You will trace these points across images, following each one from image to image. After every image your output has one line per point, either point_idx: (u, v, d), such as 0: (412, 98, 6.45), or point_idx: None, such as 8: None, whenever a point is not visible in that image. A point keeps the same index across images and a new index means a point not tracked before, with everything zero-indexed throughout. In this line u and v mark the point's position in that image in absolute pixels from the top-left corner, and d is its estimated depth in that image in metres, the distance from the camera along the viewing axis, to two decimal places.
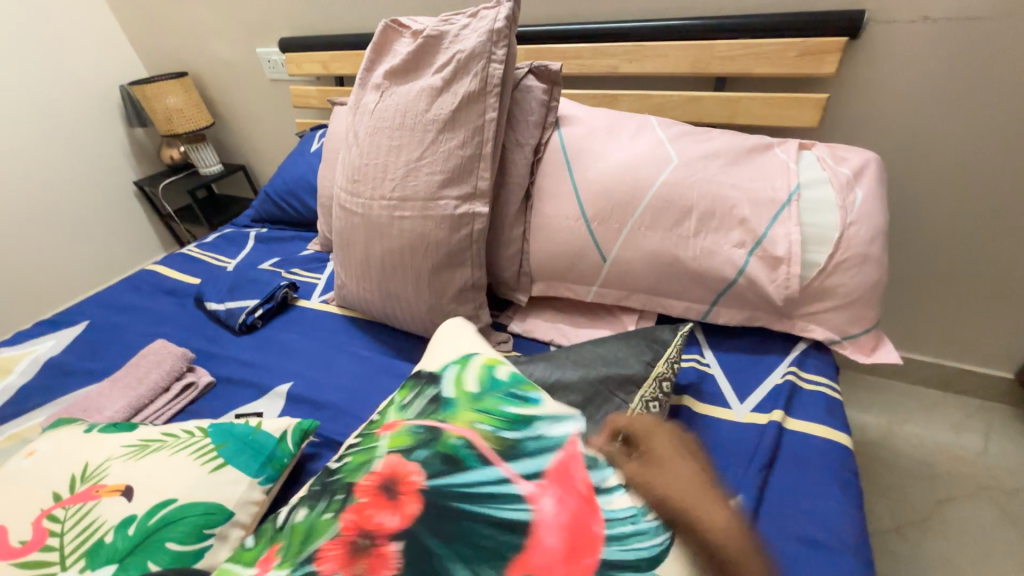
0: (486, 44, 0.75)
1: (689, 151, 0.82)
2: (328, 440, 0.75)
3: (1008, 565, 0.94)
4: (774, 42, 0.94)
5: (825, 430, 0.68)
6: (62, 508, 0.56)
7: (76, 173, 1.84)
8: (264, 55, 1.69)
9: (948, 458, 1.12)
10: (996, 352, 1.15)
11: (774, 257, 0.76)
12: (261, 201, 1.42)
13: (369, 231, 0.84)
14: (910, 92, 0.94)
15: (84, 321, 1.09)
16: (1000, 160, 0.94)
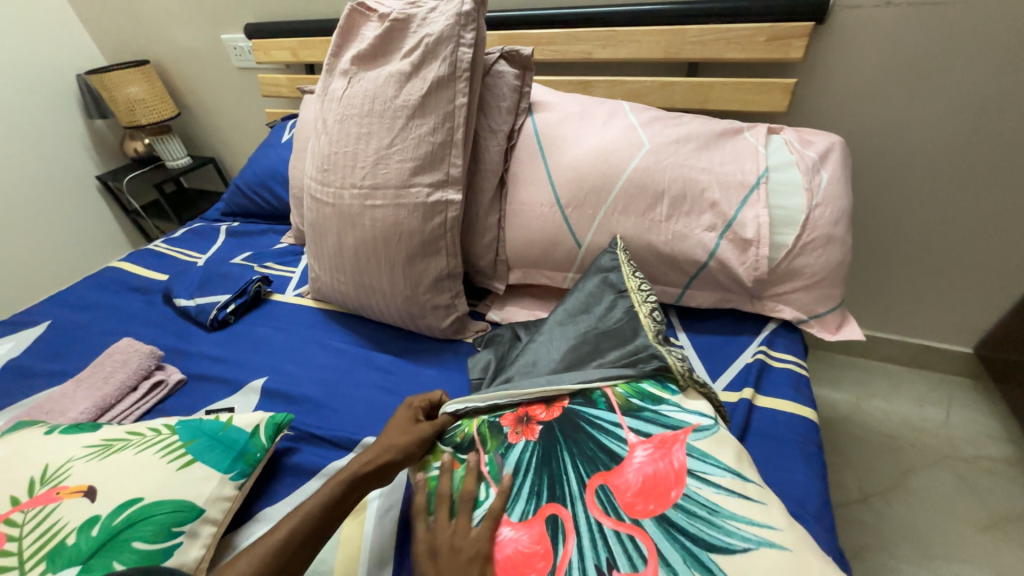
0: (455, 27, 0.73)
1: (661, 136, 0.82)
2: (304, 433, 0.74)
3: (964, 526, 0.99)
4: (743, 27, 0.94)
5: (792, 406, 0.71)
6: (20, 512, 0.54)
7: (33, 168, 1.75)
8: (230, 42, 1.62)
9: (911, 429, 1.17)
10: (955, 327, 1.21)
11: (743, 240, 0.77)
12: (232, 194, 1.38)
13: (341, 221, 0.83)
14: (875, 76, 0.97)
15: (46, 321, 1.04)
16: (959, 142, 0.98)
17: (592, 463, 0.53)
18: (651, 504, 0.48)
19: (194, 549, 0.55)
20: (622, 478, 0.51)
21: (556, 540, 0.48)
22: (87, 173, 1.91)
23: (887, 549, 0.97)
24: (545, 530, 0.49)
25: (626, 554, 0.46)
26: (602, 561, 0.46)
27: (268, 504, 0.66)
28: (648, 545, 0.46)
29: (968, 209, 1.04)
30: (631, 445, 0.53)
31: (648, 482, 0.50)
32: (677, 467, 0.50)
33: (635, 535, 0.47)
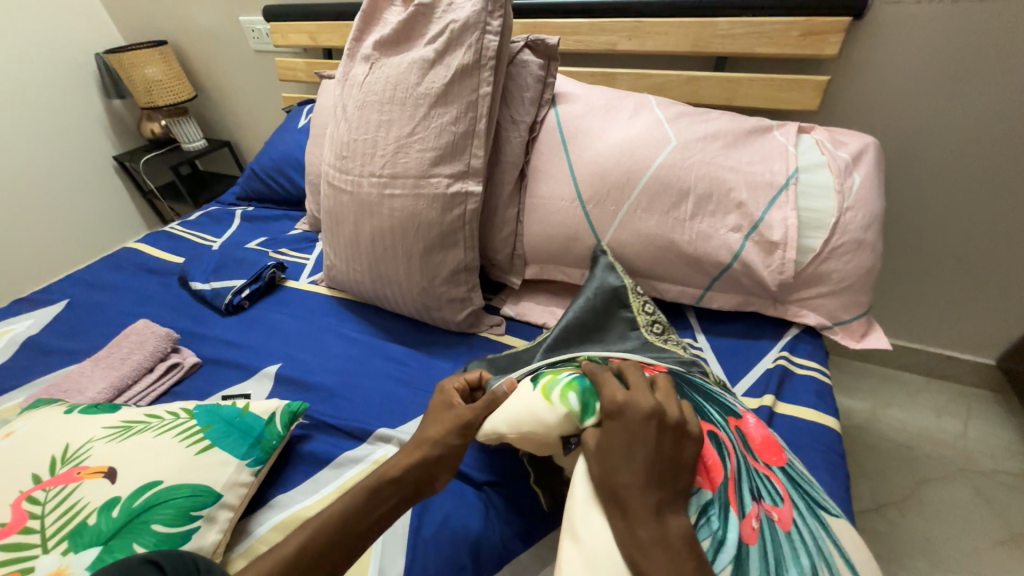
0: (481, 14, 0.71)
1: (688, 133, 0.80)
2: (318, 422, 0.74)
3: (980, 540, 0.97)
4: (776, 21, 0.91)
5: (814, 414, 0.69)
6: (42, 490, 0.55)
7: (52, 147, 1.77)
8: (248, 24, 1.61)
9: (928, 440, 1.15)
10: (978, 338, 1.18)
11: (770, 242, 0.75)
12: (247, 178, 1.38)
13: (359, 209, 0.82)
14: (912, 75, 0.93)
15: (64, 300, 1.05)
16: (997, 147, 0.94)
17: (721, 408, 0.53)
18: (772, 457, 0.50)
19: (211, 534, 0.56)
20: (746, 430, 0.52)
21: (721, 455, 0.46)
22: (105, 153, 1.92)
23: (899, 560, 0.95)
24: (709, 442, 0.47)
25: (767, 489, 0.46)
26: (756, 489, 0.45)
27: (282, 491, 0.66)
28: (781, 485, 0.47)
29: (1002, 217, 1.01)
30: (741, 409, 0.56)
31: (765, 440, 0.52)
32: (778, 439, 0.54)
33: (770, 476, 0.48)
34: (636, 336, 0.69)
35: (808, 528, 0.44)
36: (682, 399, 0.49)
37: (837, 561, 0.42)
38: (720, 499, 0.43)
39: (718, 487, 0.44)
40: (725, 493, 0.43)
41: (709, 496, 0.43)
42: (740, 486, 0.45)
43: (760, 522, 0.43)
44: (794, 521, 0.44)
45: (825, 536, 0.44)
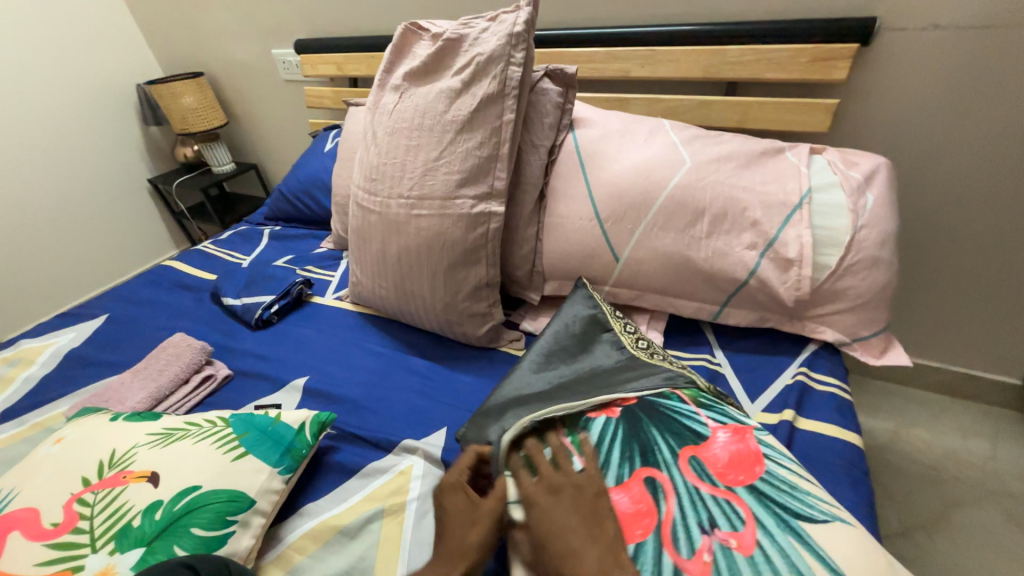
0: (505, 47, 0.76)
1: (702, 155, 0.83)
2: (344, 433, 0.77)
3: (1016, 568, 0.94)
4: (785, 48, 0.95)
5: (836, 430, 0.69)
6: (91, 492, 0.58)
7: (93, 170, 1.87)
8: (280, 56, 1.71)
9: (955, 461, 1.12)
10: (1004, 357, 1.16)
11: (785, 259, 0.77)
12: (276, 199, 1.45)
13: (386, 228, 0.86)
14: (922, 97, 0.95)
15: (103, 315, 1.11)
16: (1011, 165, 0.95)
17: (679, 436, 0.55)
18: (741, 476, 0.51)
19: (245, 539, 0.58)
20: (708, 453, 0.54)
21: (658, 500, 0.50)
22: (140, 176, 2.03)
23: None
24: (645, 489, 0.51)
25: (724, 515, 0.48)
26: (704, 520, 0.48)
27: (312, 499, 0.68)
28: (744, 507, 0.49)
29: (1022, 234, 1.01)
30: (711, 424, 0.57)
31: (734, 458, 0.53)
32: (756, 448, 0.54)
33: (731, 500, 0.49)
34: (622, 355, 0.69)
35: (770, 546, 0.45)
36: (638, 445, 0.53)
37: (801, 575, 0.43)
38: (659, 543, 0.47)
39: (655, 532, 0.48)
40: (664, 536, 0.47)
41: (644, 544, 0.47)
42: (683, 523, 0.48)
43: (713, 555, 0.45)
44: (757, 545, 0.45)
45: (792, 548, 0.45)
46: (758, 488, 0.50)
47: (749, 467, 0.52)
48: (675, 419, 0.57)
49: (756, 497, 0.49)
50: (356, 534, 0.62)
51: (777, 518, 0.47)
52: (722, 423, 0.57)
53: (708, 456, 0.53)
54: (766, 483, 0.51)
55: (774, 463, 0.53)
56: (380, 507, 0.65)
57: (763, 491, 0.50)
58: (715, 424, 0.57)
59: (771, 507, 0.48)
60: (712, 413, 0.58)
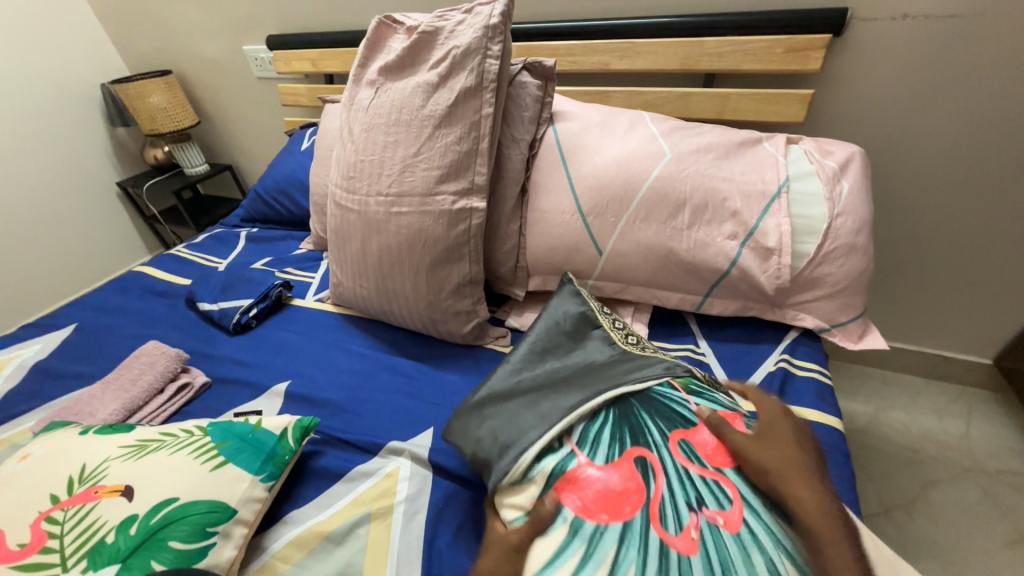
0: (482, 40, 0.75)
1: (681, 146, 0.83)
2: (328, 437, 0.75)
3: (989, 541, 0.98)
4: (761, 39, 0.96)
5: (818, 415, 0.70)
6: (60, 509, 0.55)
7: (57, 174, 1.80)
8: (252, 53, 1.66)
9: (931, 441, 1.16)
10: (974, 338, 1.20)
11: (765, 248, 0.78)
12: (252, 200, 1.41)
13: (366, 227, 0.84)
14: (894, 86, 0.97)
15: (72, 324, 1.06)
16: (979, 153, 0.98)
17: (671, 421, 0.55)
18: (731, 461, 0.52)
19: (227, 550, 0.56)
20: (699, 439, 0.54)
21: (648, 479, 0.50)
22: (108, 180, 1.95)
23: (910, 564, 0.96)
24: (635, 470, 0.51)
25: (713, 495, 0.49)
26: (692, 498, 0.49)
27: (296, 506, 0.66)
28: (732, 487, 0.49)
29: (989, 219, 1.04)
30: (701, 411, 0.57)
31: (724, 444, 0.54)
32: (745, 435, 0.55)
33: (720, 481, 0.50)
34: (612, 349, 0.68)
35: (754, 525, 0.46)
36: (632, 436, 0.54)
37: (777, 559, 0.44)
38: (643, 523, 0.47)
39: (639, 512, 0.48)
40: (652, 516, 0.47)
41: (632, 521, 0.47)
42: (672, 503, 0.48)
43: (699, 532, 0.46)
44: (742, 522, 0.46)
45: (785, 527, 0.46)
46: (748, 473, 0.51)
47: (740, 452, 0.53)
48: (666, 404, 0.57)
49: (745, 480, 0.50)
50: (342, 539, 0.61)
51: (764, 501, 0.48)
52: (714, 412, 0.58)
53: (700, 441, 0.54)
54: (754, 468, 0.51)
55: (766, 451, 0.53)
56: (366, 511, 0.64)
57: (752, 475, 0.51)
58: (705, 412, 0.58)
59: (761, 491, 0.49)
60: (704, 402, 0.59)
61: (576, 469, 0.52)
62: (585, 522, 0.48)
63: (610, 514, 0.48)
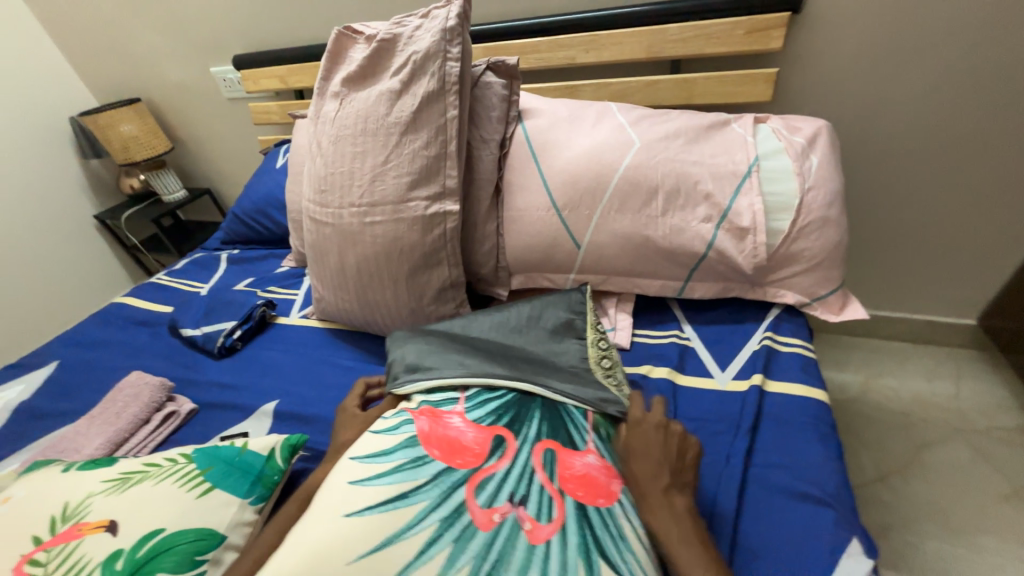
0: (441, 43, 0.75)
1: (650, 134, 0.84)
2: (318, 453, 0.75)
3: (986, 498, 0.99)
4: (722, 22, 0.96)
5: (803, 389, 0.71)
6: (44, 551, 0.54)
7: (32, 211, 1.77)
8: (220, 74, 1.65)
9: (923, 405, 1.17)
10: (957, 301, 1.22)
11: (740, 228, 0.78)
12: (230, 222, 1.40)
13: (342, 239, 0.84)
14: (856, 59, 0.98)
15: (54, 361, 1.05)
16: (945, 117, 0.99)
17: (561, 429, 0.57)
18: (579, 492, 0.51)
19: None
20: (583, 457, 0.54)
21: (495, 452, 0.53)
22: (85, 213, 1.93)
23: (909, 528, 0.96)
24: (489, 441, 0.54)
25: (541, 506, 0.49)
26: (518, 496, 0.50)
27: None
28: (559, 509, 0.49)
29: (961, 182, 1.05)
30: (598, 444, 0.56)
31: (588, 475, 0.52)
32: (615, 485, 0.52)
33: (554, 500, 0.50)
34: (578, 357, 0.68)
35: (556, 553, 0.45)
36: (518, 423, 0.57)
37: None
38: (461, 478, 0.51)
39: (463, 468, 0.52)
40: (472, 477, 0.51)
41: (454, 471, 0.51)
42: (494, 485, 0.50)
43: (501, 520, 0.48)
44: (545, 541, 0.46)
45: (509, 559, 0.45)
46: (587, 511, 0.49)
47: (604, 494, 0.51)
48: (575, 419, 0.58)
49: (575, 514, 0.49)
50: None
51: (577, 543, 0.46)
52: (614, 450, 0.57)
53: (583, 461, 0.54)
54: (594, 512, 0.49)
55: (628, 512, 0.50)
56: None
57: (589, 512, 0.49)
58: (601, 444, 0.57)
59: (582, 535, 0.47)
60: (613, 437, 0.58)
61: (445, 410, 0.59)
62: (418, 445, 0.54)
63: (443, 455, 0.53)
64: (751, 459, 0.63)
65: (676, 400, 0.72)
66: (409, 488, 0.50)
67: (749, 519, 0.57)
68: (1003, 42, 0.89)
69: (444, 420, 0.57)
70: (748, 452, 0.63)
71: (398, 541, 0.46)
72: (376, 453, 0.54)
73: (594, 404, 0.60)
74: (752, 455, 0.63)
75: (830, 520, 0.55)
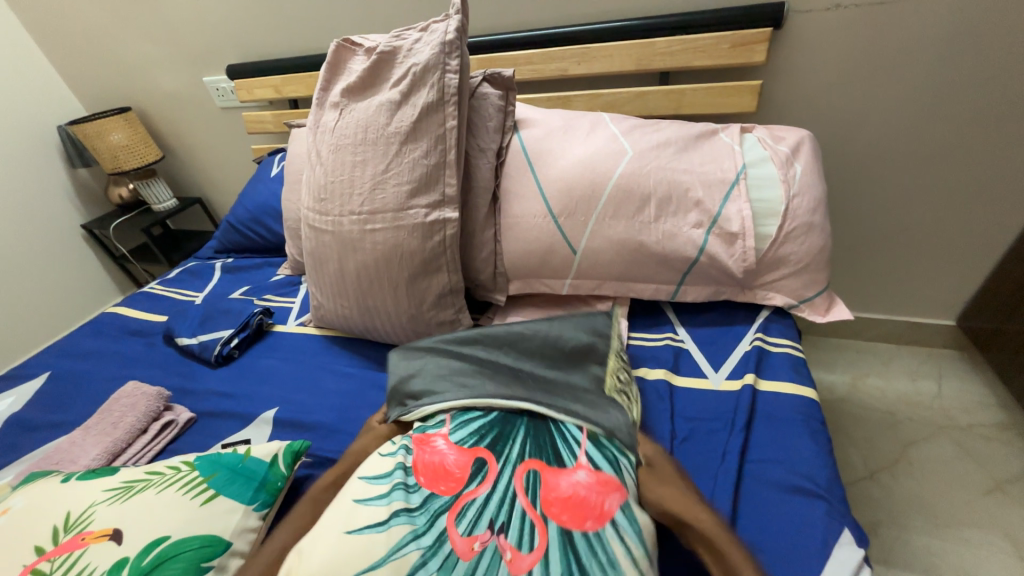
0: (440, 56, 0.77)
1: (642, 143, 0.87)
2: (321, 459, 0.75)
3: (969, 493, 1.03)
4: (708, 36, 1.01)
5: (794, 387, 0.73)
6: (47, 561, 0.53)
7: (18, 221, 1.75)
8: (212, 83, 1.66)
9: (907, 403, 1.21)
10: (936, 302, 1.26)
11: (730, 233, 0.81)
12: (224, 231, 1.39)
13: (341, 247, 0.85)
14: (835, 71, 1.03)
15: (45, 373, 1.03)
16: (920, 127, 1.04)
17: (539, 450, 0.58)
18: (562, 516, 0.51)
19: None
20: (563, 479, 0.54)
21: (474, 477, 0.56)
22: (73, 223, 1.91)
23: (898, 523, 0.99)
24: (469, 466, 0.57)
25: (522, 534, 0.50)
26: (499, 522, 0.52)
27: None
28: (539, 536, 0.50)
29: (936, 188, 1.10)
30: (581, 462, 0.56)
31: (574, 498, 0.53)
32: (607, 507, 0.51)
33: (534, 526, 0.51)
34: (582, 371, 0.68)
35: None
36: (498, 445, 0.59)
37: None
38: (444, 506, 0.54)
39: (445, 495, 0.55)
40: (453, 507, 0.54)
41: (437, 496, 0.55)
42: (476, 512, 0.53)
43: (482, 547, 0.49)
44: (525, 571, 0.47)
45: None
46: (572, 535, 0.50)
47: (592, 517, 0.51)
48: (552, 440, 0.59)
49: (558, 540, 0.49)
50: None
51: (561, 569, 0.47)
52: (602, 467, 0.55)
53: (563, 483, 0.54)
54: (578, 536, 0.49)
55: (619, 536, 0.49)
56: None
57: (573, 538, 0.49)
58: (586, 463, 0.56)
59: (568, 563, 0.47)
60: (599, 454, 0.57)
61: (432, 435, 0.62)
62: (406, 472, 0.59)
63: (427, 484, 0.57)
64: (746, 455, 0.65)
65: (673, 399, 0.74)
66: (405, 507, 0.54)
67: (745, 513, 0.59)
68: (971, 57, 0.95)
69: (431, 442, 0.61)
70: (742, 449, 0.66)
71: (386, 563, 0.49)
72: (377, 475, 0.59)
73: (593, 419, 0.60)
74: (747, 451, 0.65)
75: (822, 510, 0.57)
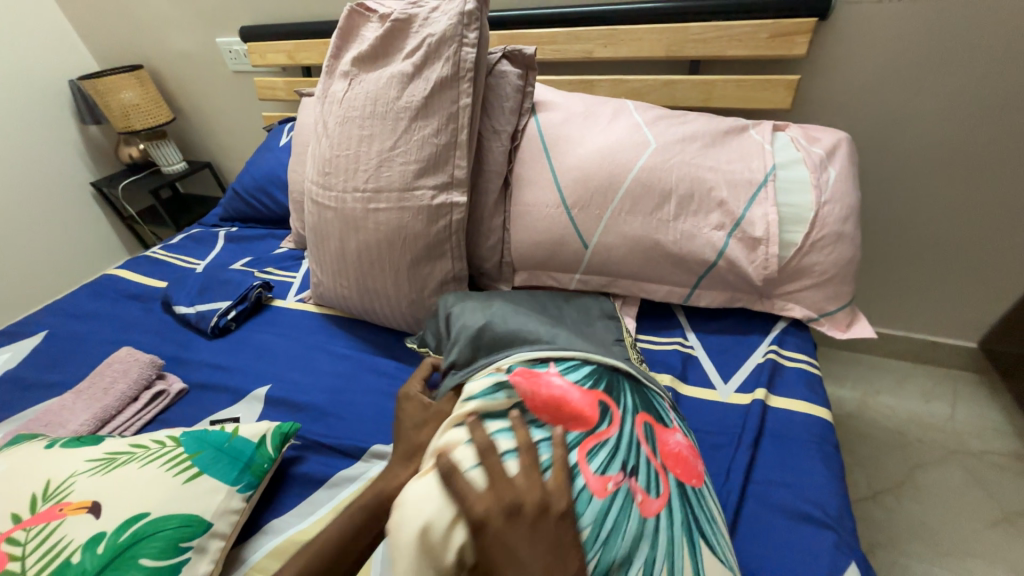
0: (458, 27, 0.72)
1: (666, 135, 0.81)
2: (310, 442, 0.73)
3: (976, 522, 0.99)
4: (746, 24, 0.94)
5: (805, 406, 0.69)
6: (22, 530, 0.52)
7: (27, 175, 1.73)
8: (225, 45, 1.61)
9: (919, 425, 1.17)
10: (959, 322, 1.21)
11: (752, 238, 0.76)
12: (230, 199, 1.37)
13: (343, 225, 0.82)
14: (880, 70, 0.96)
15: (43, 331, 1.02)
16: (966, 136, 0.97)
17: (649, 405, 0.57)
18: (681, 471, 0.52)
19: (203, 564, 0.54)
20: (670, 434, 0.55)
21: (603, 419, 0.52)
22: (82, 180, 1.89)
23: (897, 547, 0.97)
24: (597, 406, 0.53)
25: (650, 478, 0.49)
26: (628, 463, 0.49)
27: (277, 515, 0.64)
28: (663, 481, 0.50)
29: (974, 204, 1.04)
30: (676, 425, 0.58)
31: (683, 455, 0.54)
32: (700, 470, 0.54)
33: (660, 475, 0.50)
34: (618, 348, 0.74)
35: (669, 526, 0.46)
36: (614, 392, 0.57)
37: (634, 543, 0.43)
38: (575, 440, 0.50)
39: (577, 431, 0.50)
40: (584, 441, 0.50)
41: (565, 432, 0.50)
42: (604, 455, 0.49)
43: (617, 486, 0.47)
44: (657, 514, 0.46)
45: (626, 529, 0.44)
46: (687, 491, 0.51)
47: (697, 478, 0.53)
48: (649, 396, 0.59)
49: (680, 493, 0.50)
50: None
51: (683, 526, 0.47)
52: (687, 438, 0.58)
53: (671, 438, 0.55)
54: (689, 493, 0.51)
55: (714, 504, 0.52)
56: None
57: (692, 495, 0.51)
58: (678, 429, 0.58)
59: (692, 521, 0.48)
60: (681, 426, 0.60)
61: (542, 372, 0.56)
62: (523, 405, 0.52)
63: (551, 419, 0.51)
64: (750, 474, 0.62)
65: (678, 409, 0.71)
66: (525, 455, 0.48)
67: (744, 536, 0.56)
68: None
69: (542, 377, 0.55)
70: (747, 467, 0.62)
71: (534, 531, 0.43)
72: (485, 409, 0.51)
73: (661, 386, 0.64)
74: (752, 471, 0.62)
75: (830, 541, 0.54)
